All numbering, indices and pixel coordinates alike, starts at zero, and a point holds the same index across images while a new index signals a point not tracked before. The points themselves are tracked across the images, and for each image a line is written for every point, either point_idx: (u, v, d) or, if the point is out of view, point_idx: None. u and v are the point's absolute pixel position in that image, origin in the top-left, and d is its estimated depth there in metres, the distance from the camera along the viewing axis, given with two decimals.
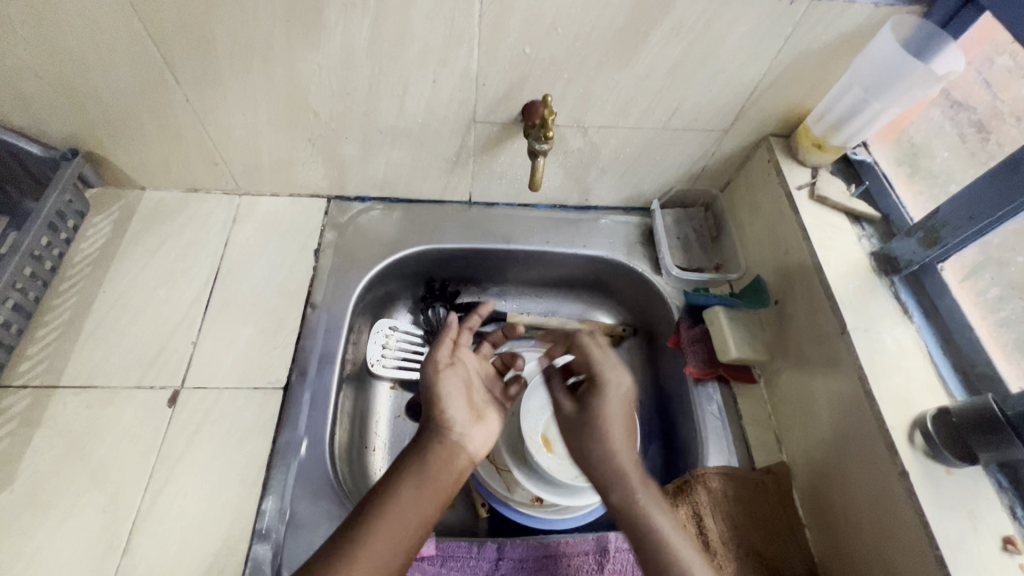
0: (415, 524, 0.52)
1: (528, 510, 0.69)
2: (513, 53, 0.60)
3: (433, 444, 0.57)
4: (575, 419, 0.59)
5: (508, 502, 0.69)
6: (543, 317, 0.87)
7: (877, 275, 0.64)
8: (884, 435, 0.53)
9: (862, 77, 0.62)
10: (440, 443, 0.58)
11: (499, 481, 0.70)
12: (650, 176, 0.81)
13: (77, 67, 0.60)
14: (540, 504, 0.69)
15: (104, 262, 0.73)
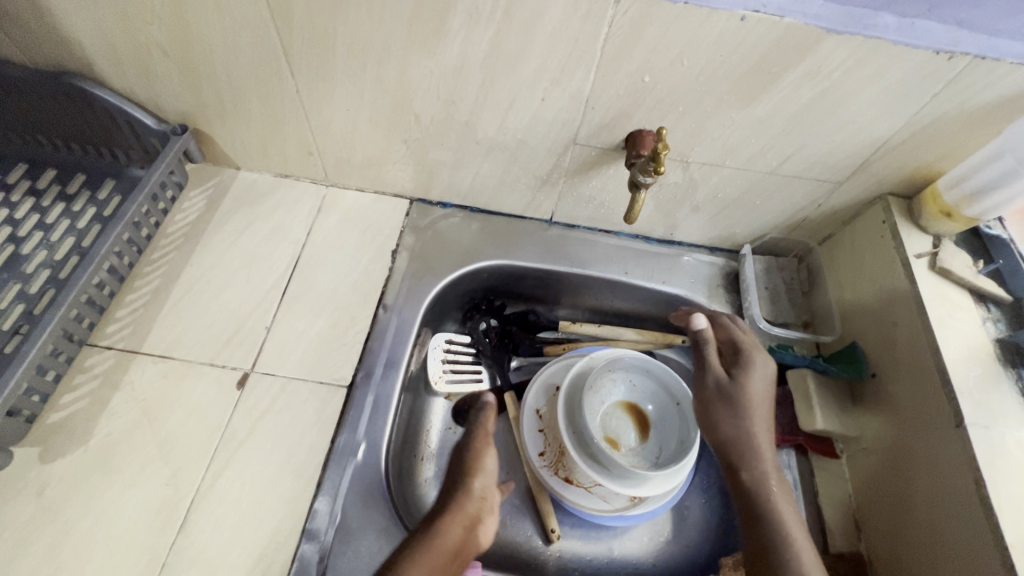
0: None
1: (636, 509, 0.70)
2: (630, 81, 0.58)
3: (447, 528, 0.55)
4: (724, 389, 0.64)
5: (621, 514, 0.70)
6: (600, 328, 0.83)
7: (1003, 365, 0.57)
8: (999, 550, 0.47)
9: (1016, 146, 0.56)
10: (457, 529, 0.56)
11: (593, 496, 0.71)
12: (745, 220, 0.76)
13: (202, 51, 0.62)
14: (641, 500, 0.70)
15: (195, 236, 0.76)
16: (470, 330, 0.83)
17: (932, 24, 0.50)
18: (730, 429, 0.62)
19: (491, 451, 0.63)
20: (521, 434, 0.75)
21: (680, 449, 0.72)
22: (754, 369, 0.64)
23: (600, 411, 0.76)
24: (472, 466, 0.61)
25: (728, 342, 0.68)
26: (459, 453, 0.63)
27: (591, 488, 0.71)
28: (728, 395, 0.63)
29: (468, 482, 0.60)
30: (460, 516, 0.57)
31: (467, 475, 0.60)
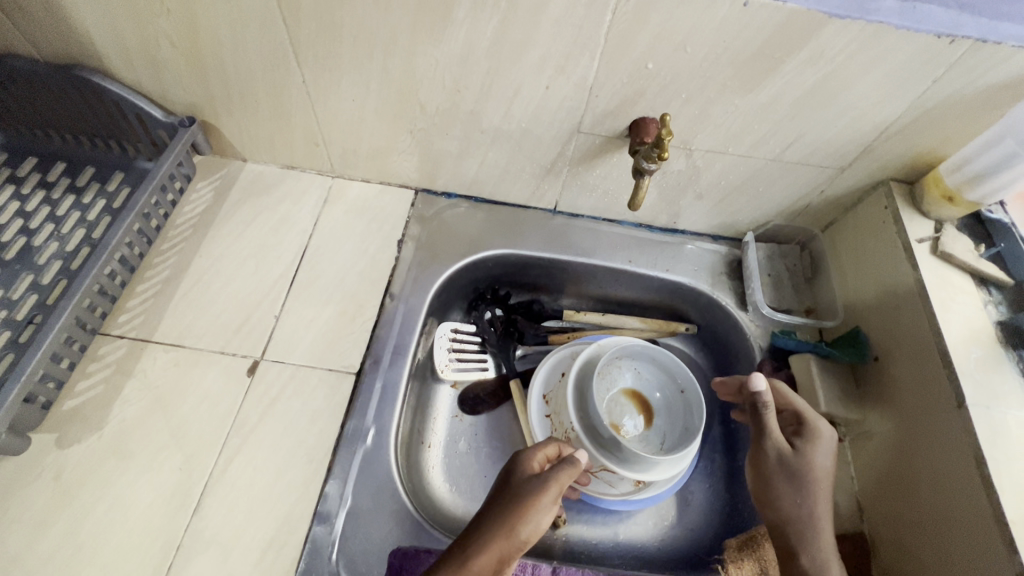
0: None
1: (639, 493, 0.72)
2: (633, 68, 0.58)
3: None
4: (793, 466, 0.60)
5: (626, 498, 0.72)
6: (604, 316, 0.84)
7: (1004, 346, 0.58)
8: (1000, 526, 0.48)
9: (1017, 129, 0.56)
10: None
11: (600, 482, 0.72)
12: (748, 207, 0.77)
13: (210, 42, 0.63)
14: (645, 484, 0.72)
15: (204, 227, 0.76)
16: (476, 319, 0.84)
17: (933, 8, 0.51)
18: (790, 506, 0.59)
19: (550, 508, 0.55)
20: (527, 420, 0.76)
21: (685, 434, 0.73)
22: (821, 442, 0.61)
23: (606, 398, 0.77)
24: (526, 518, 0.53)
25: (789, 411, 0.64)
26: (520, 493, 0.55)
27: (597, 473, 0.72)
28: (793, 469, 0.60)
29: (513, 533, 0.51)
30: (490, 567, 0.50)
31: (515, 526, 0.52)
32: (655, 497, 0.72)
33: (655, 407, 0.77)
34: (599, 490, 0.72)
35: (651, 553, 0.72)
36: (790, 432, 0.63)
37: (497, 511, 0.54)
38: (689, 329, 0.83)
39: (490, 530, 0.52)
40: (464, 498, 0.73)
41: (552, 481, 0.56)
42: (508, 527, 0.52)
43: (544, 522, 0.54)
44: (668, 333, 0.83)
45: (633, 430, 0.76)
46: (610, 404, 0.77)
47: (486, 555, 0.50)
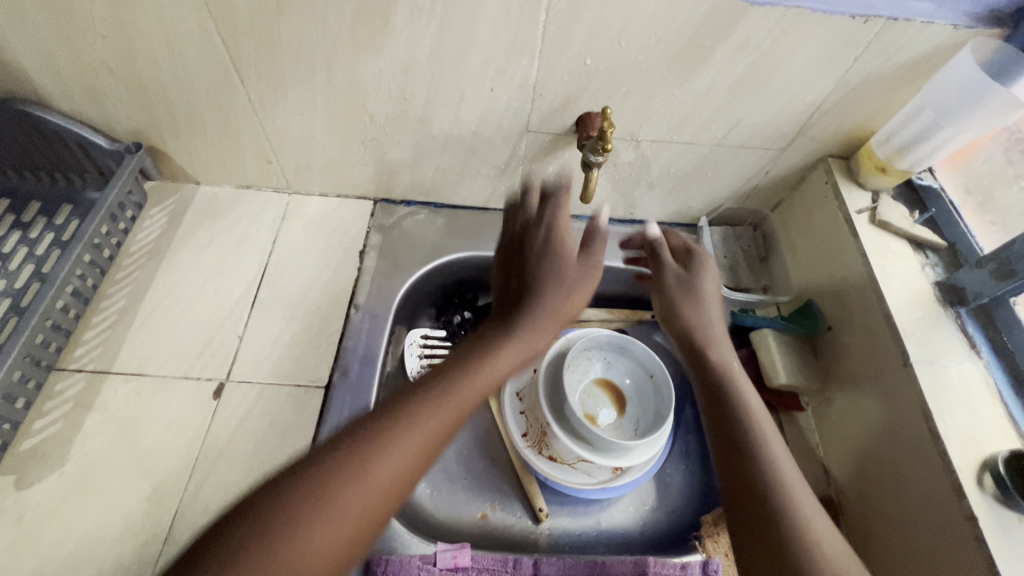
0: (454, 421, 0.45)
1: (616, 481, 0.73)
2: (573, 65, 0.60)
3: (457, 410, 0.46)
4: (686, 280, 0.64)
5: (604, 486, 0.73)
6: (572, 309, 0.86)
7: (943, 305, 0.61)
8: (949, 475, 0.51)
9: (933, 100, 0.60)
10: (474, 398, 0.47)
11: (578, 474, 0.73)
12: (700, 193, 0.79)
13: (150, 65, 0.62)
14: (622, 472, 0.73)
15: (159, 253, 0.75)
16: (446, 324, 0.84)
17: None
18: (691, 313, 0.61)
19: (597, 275, 0.59)
20: (503, 418, 0.76)
21: (657, 419, 0.75)
22: (709, 265, 0.65)
23: (579, 390, 0.77)
24: (529, 336, 0.53)
25: (678, 245, 0.68)
26: (544, 288, 0.56)
27: (574, 464, 0.73)
28: (687, 282, 0.63)
29: (565, 298, 0.56)
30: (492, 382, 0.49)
31: (529, 340, 0.52)
32: (632, 484, 0.73)
33: (628, 394, 0.79)
34: (576, 482, 0.73)
35: (633, 538, 0.74)
36: (681, 260, 0.66)
37: (524, 283, 0.57)
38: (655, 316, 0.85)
39: (481, 351, 0.50)
40: (445, 501, 0.74)
41: (591, 270, 0.59)
42: (510, 335, 0.52)
43: (569, 318, 0.56)
44: (636, 322, 0.86)
45: (608, 420, 0.77)
46: (586, 395, 0.78)
47: (476, 377, 0.48)
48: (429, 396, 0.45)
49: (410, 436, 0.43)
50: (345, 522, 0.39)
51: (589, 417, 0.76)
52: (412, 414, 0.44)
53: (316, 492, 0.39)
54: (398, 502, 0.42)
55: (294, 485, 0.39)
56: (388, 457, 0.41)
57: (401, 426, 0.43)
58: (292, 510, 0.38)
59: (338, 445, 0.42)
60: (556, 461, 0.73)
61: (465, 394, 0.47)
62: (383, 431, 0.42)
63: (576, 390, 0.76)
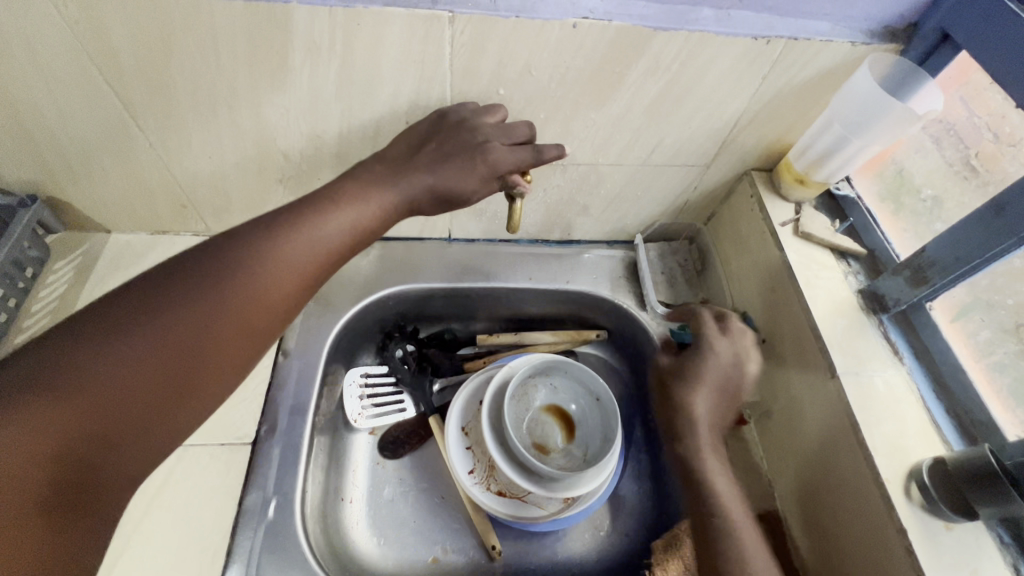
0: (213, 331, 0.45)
1: (567, 511, 0.71)
2: (486, 94, 0.59)
3: (230, 309, 0.46)
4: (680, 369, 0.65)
5: (556, 518, 0.71)
6: (516, 334, 0.84)
7: (866, 313, 0.62)
8: (879, 488, 0.51)
9: (841, 113, 0.61)
10: (258, 293, 0.48)
11: (528, 507, 0.71)
12: (633, 211, 0.79)
13: (33, 116, 0.57)
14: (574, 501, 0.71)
15: (66, 311, 0.70)
16: (387, 359, 0.81)
17: (745, 13, 0.54)
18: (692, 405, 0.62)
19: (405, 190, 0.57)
20: (448, 455, 0.74)
21: (605, 442, 0.73)
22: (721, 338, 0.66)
23: (525, 418, 0.76)
24: (329, 222, 0.52)
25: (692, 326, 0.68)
26: (349, 188, 0.55)
27: (525, 496, 0.71)
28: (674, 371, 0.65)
29: (357, 213, 0.54)
30: (279, 277, 0.49)
31: (316, 228, 0.51)
32: (584, 512, 0.71)
33: (576, 419, 0.77)
34: (526, 515, 0.71)
35: (590, 567, 0.72)
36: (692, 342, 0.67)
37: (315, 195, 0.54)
38: (601, 336, 0.83)
39: (265, 236, 0.49)
40: (393, 549, 0.71)
41: (416, 172, 0.57)
42: (297, 226, 0.51)
43: (371, 217, 0.55)
44: (581, 343, 0.83)
45: (555, 447, 0.75)
46: (533, 422, 0.76)
47: (255, 268, 0.48)
48: (196, 286, 0.45)
49: (173, 324, 0.43)
50: (92, 403, 0.39)
51: (536, 446, 0.75)
52: (179, 298, 0.44)
53: (56, 373, 0.39)
54: (180, 390, 0.44)
55: (28, 364, 0.39)
56: (145, 341, 0.42)
57: (163, 311, 0.43)
58: (24, 383, 0.38)
59: (86, 325, 0.41)
60: (505, 495, 0.72)
61: (244, 291, 0.47)
62: (135, 325, 0.42)
63: (521, 420, 0.75)
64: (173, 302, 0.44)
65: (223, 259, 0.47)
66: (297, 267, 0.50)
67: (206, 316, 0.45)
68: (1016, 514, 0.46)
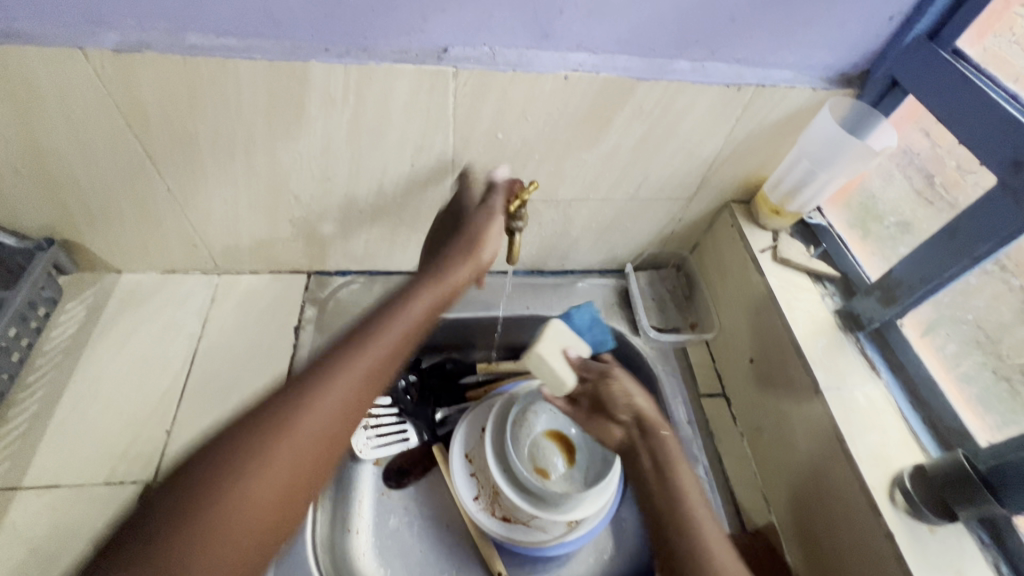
0: (319, 448, 0.42)
1: (572, 534, 0.72)
2: (486, 139, 0.64)
3: (330, 421, 0.43)
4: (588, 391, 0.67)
5: (561, 541, 0.72)
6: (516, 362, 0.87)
7: (843, 331, 0.66)
8: (865, 494, 0.54)
9: (808, 151, 0.68)
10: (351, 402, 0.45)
11: (534, 531, 0.73)
12: (622, 241, 0.84)
13: (59, 164, 0.61)
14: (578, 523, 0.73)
15: (77, 350, 0.71)
16: (389, 391, 0.83)
17: (717, 64, 0.61)
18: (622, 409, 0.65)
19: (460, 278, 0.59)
20: (453, 482, 0.76)
21: (606, 464, 0.76)
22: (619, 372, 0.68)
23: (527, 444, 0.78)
24: (402, 316, 0.53)
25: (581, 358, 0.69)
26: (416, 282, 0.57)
27: (529, 521, 0.73)
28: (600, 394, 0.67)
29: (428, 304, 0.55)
30: (373, 385, 0.47)
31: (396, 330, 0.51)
32: (590, 535, 0.73)
33: (576, 443, 0.80)
34: (533, 540, 0.72)
35: None
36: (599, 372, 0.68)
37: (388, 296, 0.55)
38: None
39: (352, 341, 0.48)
40: None
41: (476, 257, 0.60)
42: (379, 325, 0.50)
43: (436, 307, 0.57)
44: None
45: (558, 470, 0.77)
46: (536, 447, 0.78)
47: (349, 373, 0.45)
48: (289, 416, 0.41)
49: (274, 454, 0.39)
50: (227, 543, 0.36)
51: (540, 471, 0.76)
52: (275, 434, 0.40)
53: (174, 527, 0.35)
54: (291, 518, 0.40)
55: (160, 516, 0.35)
56: (246, 484, 0.38)
57: (267, 440, 0.40)
58: (158, 533, 0.35)
59: (194, 469, 0.38)
60: (510, 521, 0.73)
61: (339, 401, 0.44)
62: (243, 455, 0.39)
63: (524, 446, 0.77)
64: (270, 425, 0.41)
65: (313, 375, 0.44)
66: (387, 373, 0.48)
67: (308, 434, 0.41)
68: (992, 513, 0.50)
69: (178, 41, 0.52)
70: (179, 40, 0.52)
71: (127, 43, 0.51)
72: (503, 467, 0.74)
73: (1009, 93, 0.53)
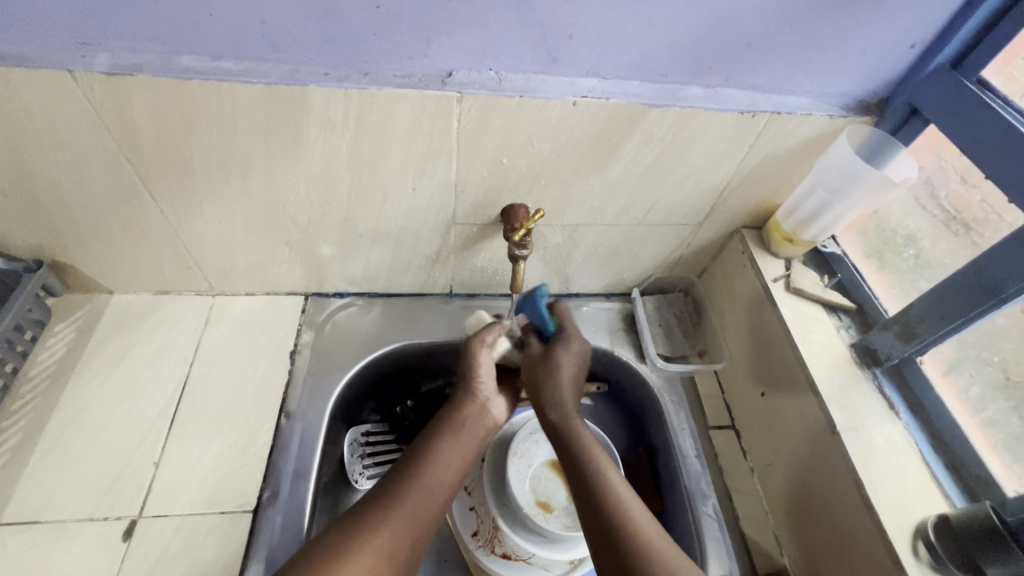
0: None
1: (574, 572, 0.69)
2: (490, 164, 0.62)
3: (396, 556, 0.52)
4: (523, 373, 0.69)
5: None
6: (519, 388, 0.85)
7: (860, 367, 0.64)
8: (886, 546, 0.52)
9: (824, 180, 0.66)
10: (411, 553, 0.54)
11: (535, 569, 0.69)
12: (629, 265, 0.82)
13: (47, 186, 0.59)
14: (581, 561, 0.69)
15: (64, 375, 0.69)
16: (387, 419, 0.82)
17: (731, 90, 0.59)
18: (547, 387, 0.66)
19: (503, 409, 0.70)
20: (451, 516, 0.73)
21: None
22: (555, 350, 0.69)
23: (528, 476, 0.75)
24: (442, 455, 0.61)
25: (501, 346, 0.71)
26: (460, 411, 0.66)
27: (530, 559, 0.69)
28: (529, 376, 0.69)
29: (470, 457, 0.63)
30: (443, 490, 0.59)
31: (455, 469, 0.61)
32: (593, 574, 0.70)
33: None
34: None
35: None
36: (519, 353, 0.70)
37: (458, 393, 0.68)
38: (600, 388, 0.83)
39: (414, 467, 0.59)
40: None
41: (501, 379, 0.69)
42: (431, 459, 0.60)
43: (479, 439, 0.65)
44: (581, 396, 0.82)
45: (560, 504, 0.73)
46: (538, 479, 0.75)
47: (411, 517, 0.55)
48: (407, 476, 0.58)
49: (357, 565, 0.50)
50: None
51: (541, 505, 0.73)
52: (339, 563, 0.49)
53: None
54: None
55: None
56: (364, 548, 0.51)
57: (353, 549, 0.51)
58: None
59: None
60: (509, 558, 0.69)
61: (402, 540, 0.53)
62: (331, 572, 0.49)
63: (525, 478, 0.73)
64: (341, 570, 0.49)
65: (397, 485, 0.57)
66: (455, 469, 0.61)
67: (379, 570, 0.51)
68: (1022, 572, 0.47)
69: (171, 63, 0.50)
70: (172, 63, 0.50)
71: (118, 65, 0.49)
72: (502, 502, 0.71)
73: None
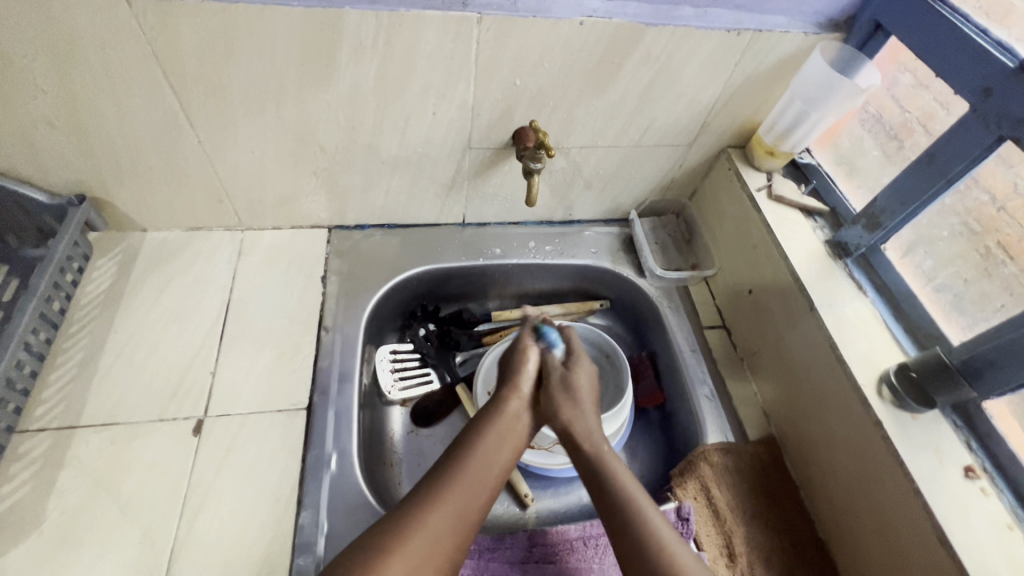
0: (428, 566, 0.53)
1: None
2: (504, 86, 0.68)
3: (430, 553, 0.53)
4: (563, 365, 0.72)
5: None
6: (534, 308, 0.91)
7: (834, 259, 0.73)
8: (857, 391, 0.62)
9: (801, 92, 0.73)
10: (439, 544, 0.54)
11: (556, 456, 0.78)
12: (626, 190, 0.90)
13: (94, 118, 0.63)
14: None
15: (114, 302, 0.74)
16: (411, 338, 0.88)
17: (719, 11, 0.66)
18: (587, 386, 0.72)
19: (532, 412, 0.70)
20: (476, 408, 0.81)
21: (617, 392, 0.81)
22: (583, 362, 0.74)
23: None
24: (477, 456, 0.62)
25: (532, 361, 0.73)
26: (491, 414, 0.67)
27: (552, 446, 0.78)
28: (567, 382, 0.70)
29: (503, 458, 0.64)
30: (478, 488, 0.60)
31: (503, 463, 0.63)
32: None
33: None
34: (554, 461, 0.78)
35: None
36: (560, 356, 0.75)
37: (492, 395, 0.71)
38: (603, 305, 0.93)
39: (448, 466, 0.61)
40: None
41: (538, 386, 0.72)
42: (465, 457, 0.62)
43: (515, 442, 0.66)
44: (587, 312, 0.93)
45: None
46: None
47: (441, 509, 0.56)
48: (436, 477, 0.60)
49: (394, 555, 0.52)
50: None
51: None
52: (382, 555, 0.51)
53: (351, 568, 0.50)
54: None
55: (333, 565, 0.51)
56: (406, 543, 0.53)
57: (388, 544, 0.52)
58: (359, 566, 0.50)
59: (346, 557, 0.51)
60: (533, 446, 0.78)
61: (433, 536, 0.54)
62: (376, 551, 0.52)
63: None
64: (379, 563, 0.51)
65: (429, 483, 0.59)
66: (489, 467, 0.62)
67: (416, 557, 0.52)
68: (961, 396, 0.58)
69: None
70: None
71: None
72: None
73: (978, 28, 0.58)
